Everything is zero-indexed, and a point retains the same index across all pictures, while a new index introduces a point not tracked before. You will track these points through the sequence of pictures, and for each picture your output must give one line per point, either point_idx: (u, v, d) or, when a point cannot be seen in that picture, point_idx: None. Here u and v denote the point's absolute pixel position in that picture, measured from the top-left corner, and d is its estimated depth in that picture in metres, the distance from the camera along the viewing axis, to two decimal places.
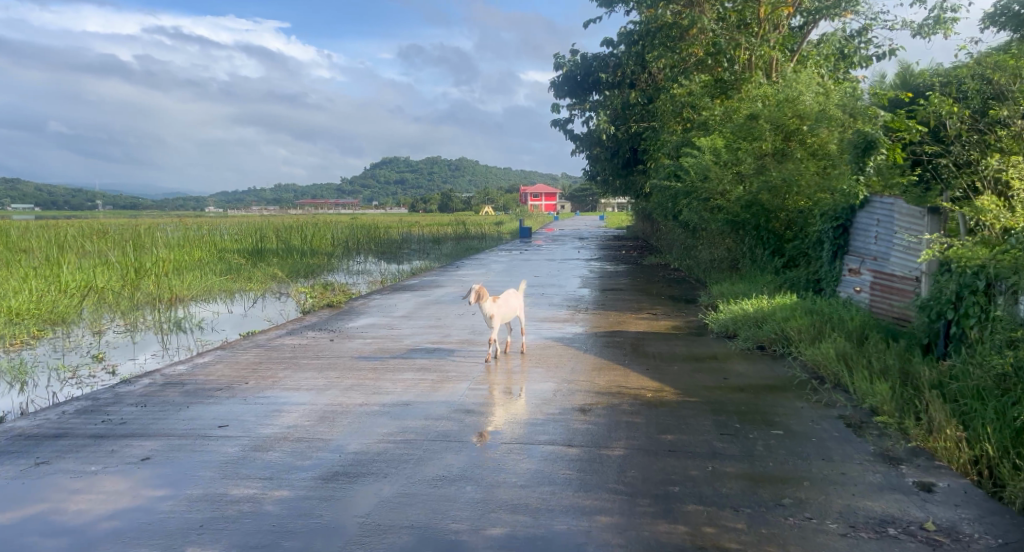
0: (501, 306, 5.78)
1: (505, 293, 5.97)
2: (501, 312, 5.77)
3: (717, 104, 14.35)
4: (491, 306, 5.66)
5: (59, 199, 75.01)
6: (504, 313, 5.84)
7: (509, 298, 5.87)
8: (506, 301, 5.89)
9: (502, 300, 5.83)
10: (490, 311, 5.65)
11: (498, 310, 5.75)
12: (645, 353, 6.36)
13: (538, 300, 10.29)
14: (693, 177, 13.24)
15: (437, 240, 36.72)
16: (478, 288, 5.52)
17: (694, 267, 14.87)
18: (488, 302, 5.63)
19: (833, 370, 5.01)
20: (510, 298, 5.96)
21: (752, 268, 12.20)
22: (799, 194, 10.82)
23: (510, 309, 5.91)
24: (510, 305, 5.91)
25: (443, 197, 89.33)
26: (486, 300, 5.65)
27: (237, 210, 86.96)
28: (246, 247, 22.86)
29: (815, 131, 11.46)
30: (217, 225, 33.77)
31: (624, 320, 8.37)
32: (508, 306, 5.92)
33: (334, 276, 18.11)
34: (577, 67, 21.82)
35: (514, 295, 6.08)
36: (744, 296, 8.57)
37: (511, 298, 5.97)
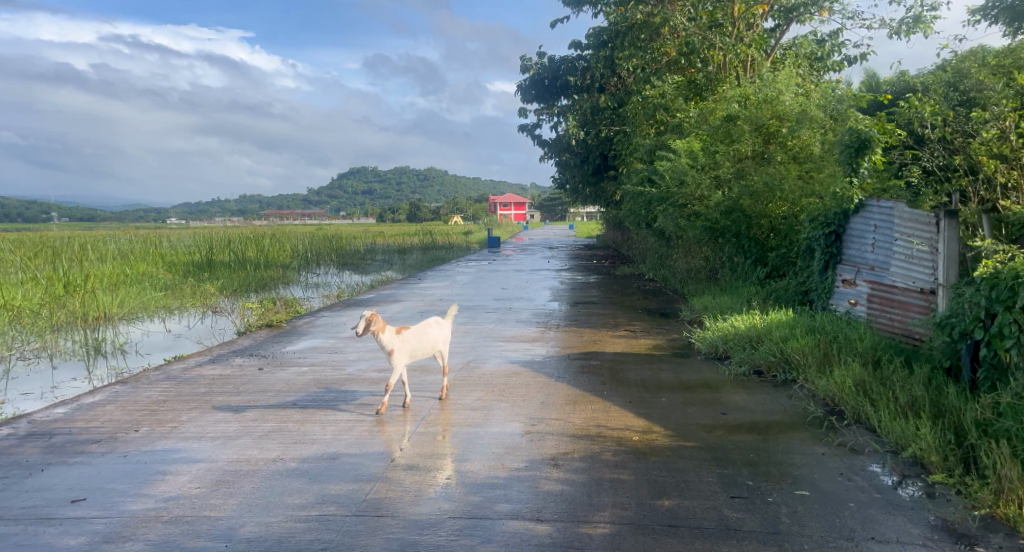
0: (409, 341, 4.46)
1: (423, 322, 4.64)
2: (408, 348, 4.46)
3: (692, 106, 13.72)
4: (391, 340, 4.36)
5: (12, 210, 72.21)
6: (415, 349, 4.51)
7: (423, 330, 4.53)
8: (421, 333, 4.55)
9: (412, 332, 4.50)
10: (389, 346, 4.36)
11: (403, 346, 4.43)
12: (626, 381, 5.50)
13: (504, 316, 9.39)
14: (668, 182, 12.50)
15: (403, 250, 35.71)
16: (367, 318, 4.25)
17: (669, 277, 14.15)
18: (385, 335, 4.34)
19: (852, 403, 4.20)
20: (428, 329, 4.63)
21: (732, 278, 11.51)
22: (782, 199, 10.12)
23: (426, 343, 4.58)
24: (427, 338, 4.58)
25: (411, 208, 88.24)
26: (385, 332, 4.36)
27: (199, 221, 84.72)
28: (196, 260, 21.57)
29: (797, 133, 10.80)
30: (173, 236, 32.36)
31: (600, 338, 7.51)
32: (424, 340, 4.58)
33: (288, 290, 16.99)
34: (545, 70, 21.13)
35: (439, 324, 4.73)
36: (732, 310, 7.78)
37: (429, 328, 4.63)
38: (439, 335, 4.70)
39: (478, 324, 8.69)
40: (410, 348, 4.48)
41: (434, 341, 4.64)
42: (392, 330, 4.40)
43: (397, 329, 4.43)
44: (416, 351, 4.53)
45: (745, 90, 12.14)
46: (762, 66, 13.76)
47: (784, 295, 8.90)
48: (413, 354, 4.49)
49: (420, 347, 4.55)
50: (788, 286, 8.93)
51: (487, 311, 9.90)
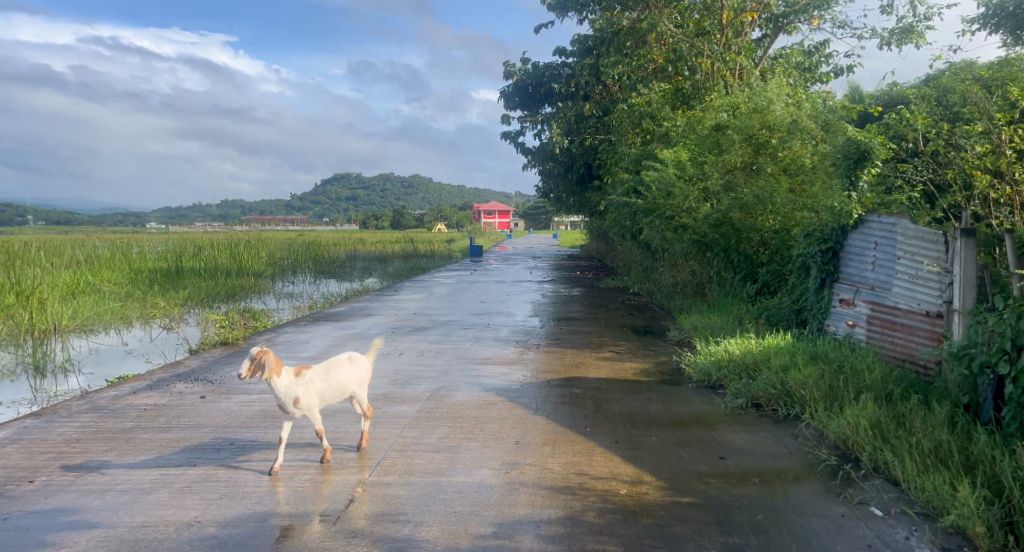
0: (312, 384, 3.61)
1: (331, 359, 3.75)
2: (312, 393, 3.60)
3: (679, 115, 13.30)
4: (288, 384, 3.55)
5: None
6: (323, 393, 3.64)
7: (329, 369, 3.66)
8: (326, 373, 3.67)
9: (315, 372, 3.65)
10: (288, 392, 3.54)
11: (307, 389, 3.59)
12: (611, 415, 4.96)
13: (481, 334, 8.81)
14: (654, 193, 12.03)
15: (384, 258, 35.00)
16: (253, 359, 3.49)
17: (655, 291, 13.66)
18: (280, 379, 3.53)
19: (869, 451, 3.68)
20: (336, 370, 3.70)
21: (720, 294, 11.03)
22: (772, 212, 9.65)
23: (334, 385, 3.67)
24: (335, 379, 3.67)
25: (395, 215, 87.52)
26: (279, 376, 3.54)
27: (178, 226, 83.36)
28: (165, 268, 20.74)
29: (787, 144, 10.35)
30: (145, 241, 31.37)
31: (583, 361, 6.96)
32: (332, 383, 3.67)
33: (257, 300, 16.28)
34: (529, 76, 20.62)
35: (353, 360, 3.82)
36: (724, 331, 7.28)
37: (337, 369, 3.70)
38: (352, 373, 3.78)
39: (453, 342, 8.10)
40: (315, 392, 3.61)
41: (345, 382, 3.72)
42: (290, 372, 3.59)
43: (296, 371, 3.62)
44: (324, 396, 3.66)
45: (734, 100, 11.73)
46: (751, 75, 13.37)
47: (775, 313, 8.39)
48: (321, 399, 3.62)
49: (329, 391, 3.65)
50: (779, 303, 8.44)
51: (463, 328, 9.30)
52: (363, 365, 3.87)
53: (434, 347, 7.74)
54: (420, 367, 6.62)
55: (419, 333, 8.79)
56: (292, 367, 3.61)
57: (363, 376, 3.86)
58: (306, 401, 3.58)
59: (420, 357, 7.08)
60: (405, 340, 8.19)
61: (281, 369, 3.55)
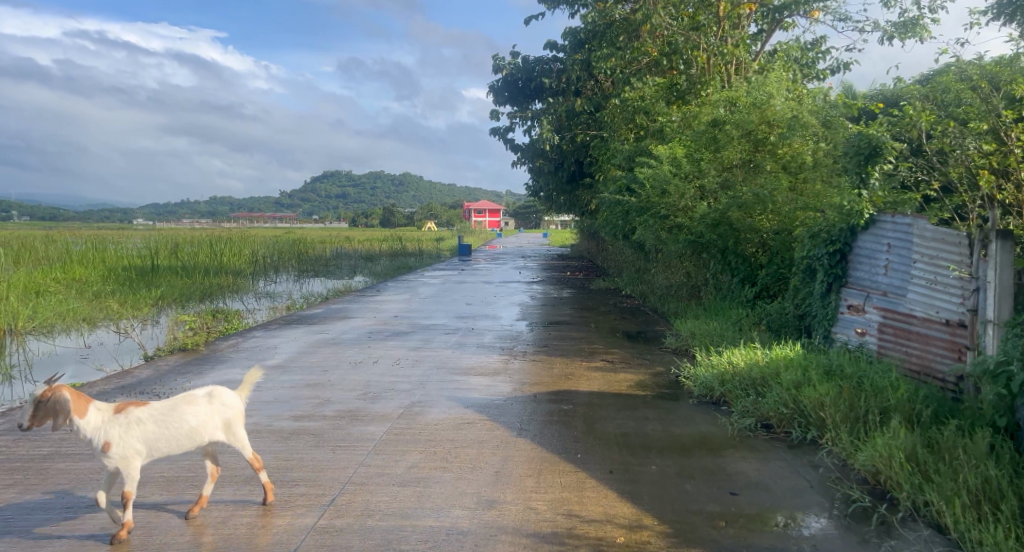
0: (137, 427, 2.82)
1: (183, 396, 2.93)
2: (135, 439, 2.81)
3: (674, 110, 12.80)
4: (96, 425, 2.78)
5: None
6: (153, 440, 2.84)
7: (170, 408, 2.86)
8: (164, 416, 2.86)
9: (148, 414, 2.85)
10: (97, 435, 2.76)
11: (125, 434, 2.80)
12: (605, 437, 4.42)
13: (464, 339, 8.24)
14: (648, 191, 11.50)
15: (371, 256, 34.33)
16: (50, 393, 2.72)
17: (648, 293, 13.16)
18: (87, 418, 2.75)
19: (908, 489, 3.17)
20: (183, 411, 2.87)
21: (717, 297, 10.53)
22: (773, 211, 9.15)
23: (177, 432, 2.85)
24: (178, 423, 2.85)
25: (384, 212, 86.80)
26: (88, 414, 2.77)
27: (163, 223, 82.25)
28: (140, 266, 20.01)
29: (788, 141, 9.85)
30: (125, 238, 30.53)
31: (572, 372, 6.42)
32: (174, 428, 2.85)
33: (233, 300, 15.62)
34: (518, 71, 20.02)
35: (213, 397, 2.98)
36: (726, 339, 6.76)
37: (184, 411, 2.87)
38: (209, 414, 2.94)
39: (433, 349, 7.53)
40: (138, 437, 2.81)
41: (196, 427, 2.89)
42: (106, 410, 2.82)
43: (117, 409, 2.85)
44: (156, 442, 2.85)
45: (731, 95, 11.24)
46: (747, 71, 12.87)
47: (777, 319, 7.88)
48: (145, 446, 2.81)
49: (164, 435, 2.84)
50: (780, 308, 7.93)
51: (446, 333, 8.72)
52: (231, 405, 3.01)
53: (413, 355, 7.16)
54: (394, 377, 6.05)
55: (398, 339, 8.20)
56: (109, 405, 2.84)
57: (231, 418, 3.00)
58: (120, 448, 2.78)
59: (395, 366, 6.50)
60: (383, 346, 7.61)
61: (89, 405, 2.78)
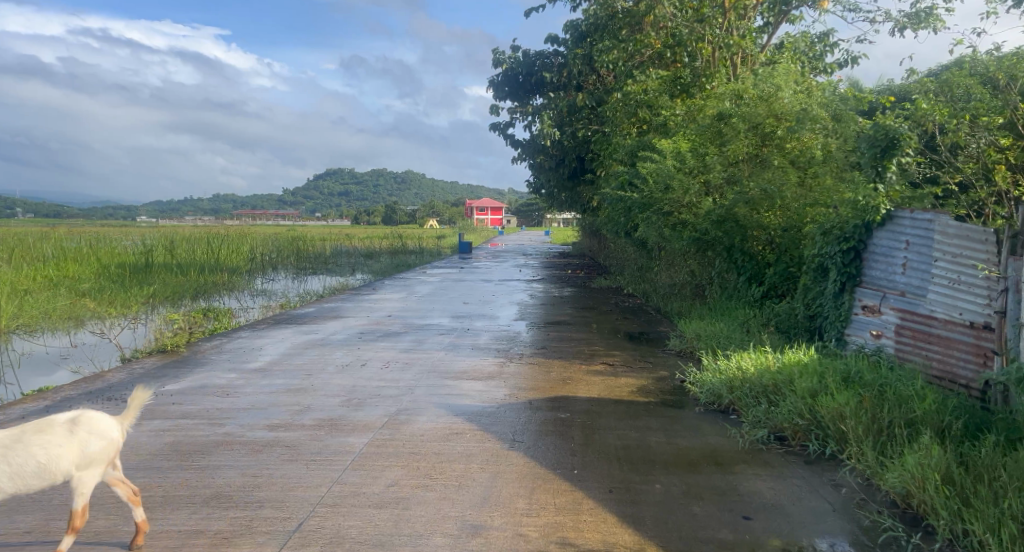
0: None
1: (40, 424, 2.47)
2: None
3: (679, 103, 12.41)
4: None
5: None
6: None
7: (14, 439, 2.39)
8: (9, 447, 2.39)
9: None
10: None
11: None
12: (605, 450, 4.06)
13: (459, 340, 7.88)
14: (651, 186, 11.12)
15: (371, 254, 34.00)
16: None
17: (651, 293, 12.79)
18: None
19: (946, 517, 2.81)
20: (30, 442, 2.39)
21: (723, 297, 10.15)
22: (781, 207, 8.81)
23: (23, 466, 2.37)
24: (23, 457, 2.37)
25: (386, 210, 86.53)
26: None
27: (165, 220, 82.02)
28: (134, 263, 19.68)
29: (797, 134, 9.46)
30: (123, 235, 30.24)
31: (571, 376, 6.06)
32: (21, 463, 2.37)
33: (226, 298, 15.27)
34: (518, 65, 19.60)
35: (75, 424, 2.49)
36: (735, 342, 6.39)
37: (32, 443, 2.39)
38: (65, 446, 2.42)
39: (426, 351, 7.17)
40: None
41: (46, 462, 2.39)
42: None
43: None
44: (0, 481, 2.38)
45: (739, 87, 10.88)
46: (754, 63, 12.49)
47: (786, 321, 7.50)
48: None
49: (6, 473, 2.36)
50: (789, 308, 7.56)
51: (440, 334, 8.36)
52: (99, 435, 2.50)
53: (403, 357, 6.80)
54: (382, 382, 5.69)
55: (389, 340, 7.85)
56: None
57: (93, 453, 2.47)
58: None
59: (384, 370, 6.14)
60: (372, 348, 7.25)
61: None
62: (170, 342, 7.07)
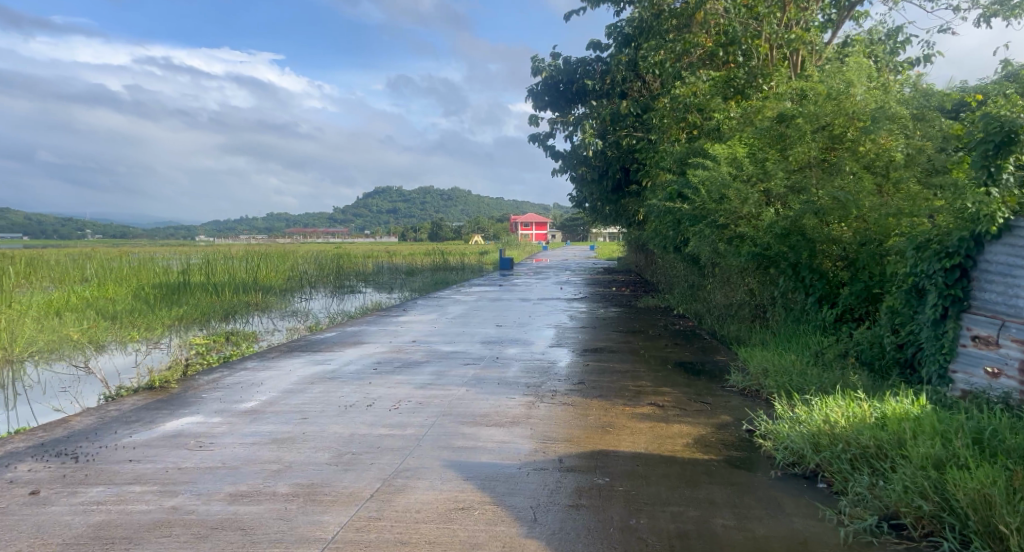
0: None
1: None
2: None
3: (733, 106, 11.34)
4: None
5: (35, 227, 72.15)
6: None
7: None
8: None
9: None
10: None
11: None
12: (657, 540, 3.05)
13: (485, 373, 6.94)
14: (703, 196, 10.04)
15: (412, 271, 33.42)
16: None
17: (705, 314, 11.67)
18: None
19: None
20: None
21: (788, 320, 9.00)
22: (856, 217, 7.70)
23: None
24: None
25: (432, 227, 86.74)
26: None
27: (219, 239, 83.98)
28: (170, 283, 19.38)
29: (873, 136, 8.29)
30: (168, 253, 30.35)
31: (612, 423, 5.05)
32: None
33: (254, 320, 14.67)
34: (559, 73, 18.70)
35: None
36: (813, 384, 5.27)
37: None
38: None
39: (445, 387, 6.24)
40: None
41: None
42: None
43: None
44: None
45: (804, 88, 9.77)
46: (816, 63, 11.35)
47: (869, 351, 6.34)
48: None
49: None
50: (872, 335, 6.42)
51: (466, 364, 7.43)
52: None
53: (419, 395, 5.89)
54: (385, 429, 4.78)
55: (408, 372, 6.96)
56: None
57: None
58: None
59: (392, 412, 5.23)
60: (386, 383, 6.38)
61: None
62: (159, 377, 6.11)
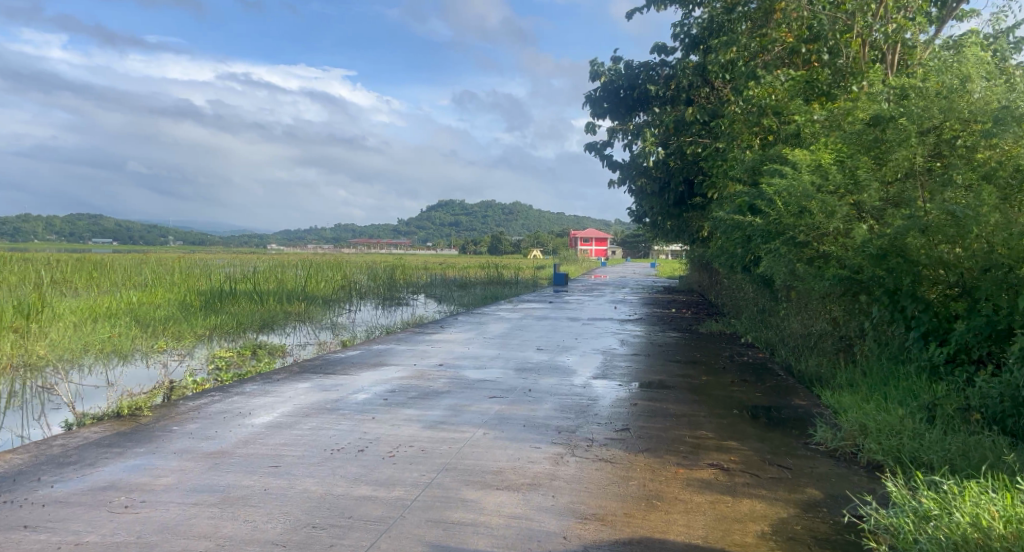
0: None
1: None
2: None
3: (816, 108, 10.05)
4: None
5: (120, 234, 75.77)
6: None
7: None
8: None
9: None
10: None
11: None
12: None
13: (512, 410, 5.86)
14: (779, 208, 8.78)
15: (465, 284, 32.68)
16: None
17: (778, 343, 10.34)
18: None
19: None
20: None
21: (883, 360, 7.67)
22: (976, 236, 6.41)
23: None
24: None
25: (492, 240, 86.32)
26: None
27: (287, 247, 86.01)
28: (217, 290, 19.02)
29: (993, 140, 7.02)
30: (226, 260, 30.42)
31: (661, 495, 3.88)
32: None
33: (290, 332, 13.94)
34: (620, 77, 17.40)
35: None
36: (937, 456, 4.10)
37: None
38: None
39: (459, 428, 5.20)
40: None
41: None
42: None
43: None
44: None
45: (905, 87, 8.50)
46: (915, 61, 9.95)
47: (993, 403, 4.91)
48: None
49: None
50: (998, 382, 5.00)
51: (491, 397, 6.38)
52: None
53: (425, 438, 4.87)
54: (367, 488, 3.76)
55: (422, 404, 5.95)
56: None
57: None
58: None
59: (384, 465, 4.19)
60: (391, 418, 5.39)
61: None
62: (127, 404, 5.06)
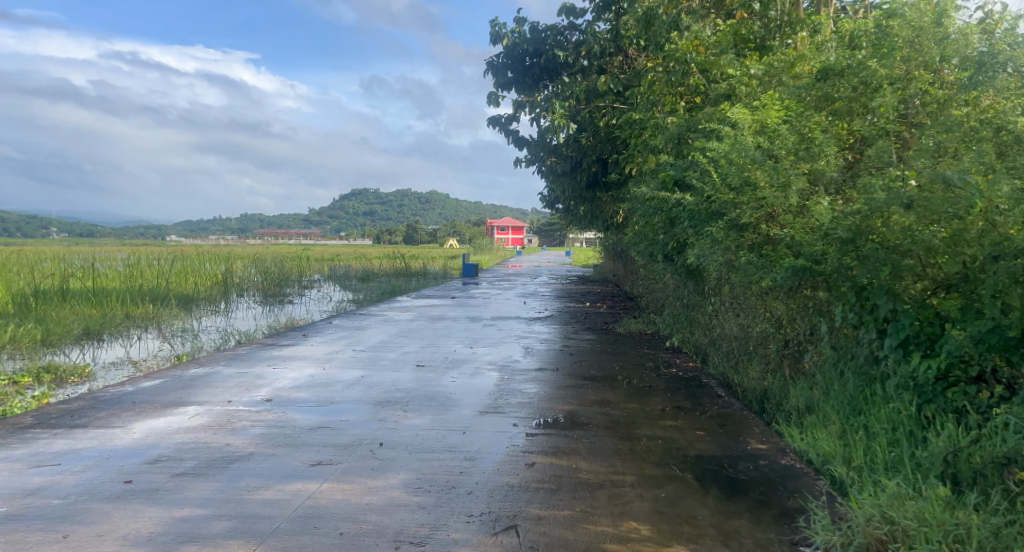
0: None
1: None
2: None
3: (749, 63, 8.36)
4: None
5: None
6: None
7: None
8: None
9: None
10: None
11: None
12: None
13: (334, 495, 3.64)
14: (714, 181, 6.98)
15: (365, 276, 29.99)
16: None
17: (710, 348, 8.64)
18: None
19: None
20: None
21: (853, 378, 5.80)
22: (980, 211, 4.31)
23: None
24: None
25: (406, 229, 83.47)
26: None
27: (181, 238, 79.55)
28: (46, 288, 15.60)
29: (973, 92, 5.19)
30: (82, 253, 26.18)
31: None
32: None
33: (115, 346, 11.06)
34: (525, 41, 15.29)
35: None
36: None
37: None
38: None
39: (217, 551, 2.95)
40: None
41: None
42: None
43: None
44: None
45: (855, 33, 6.76)
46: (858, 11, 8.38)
47: None
48: None
49: None
50: None
51: (314, 467, 4.14)
52: None
53: None
54: None
55: (187, 491, 3.64)
56: None
57: None
58: None
59: None
60: (100, 531, 3.07)
61: None
62: None
